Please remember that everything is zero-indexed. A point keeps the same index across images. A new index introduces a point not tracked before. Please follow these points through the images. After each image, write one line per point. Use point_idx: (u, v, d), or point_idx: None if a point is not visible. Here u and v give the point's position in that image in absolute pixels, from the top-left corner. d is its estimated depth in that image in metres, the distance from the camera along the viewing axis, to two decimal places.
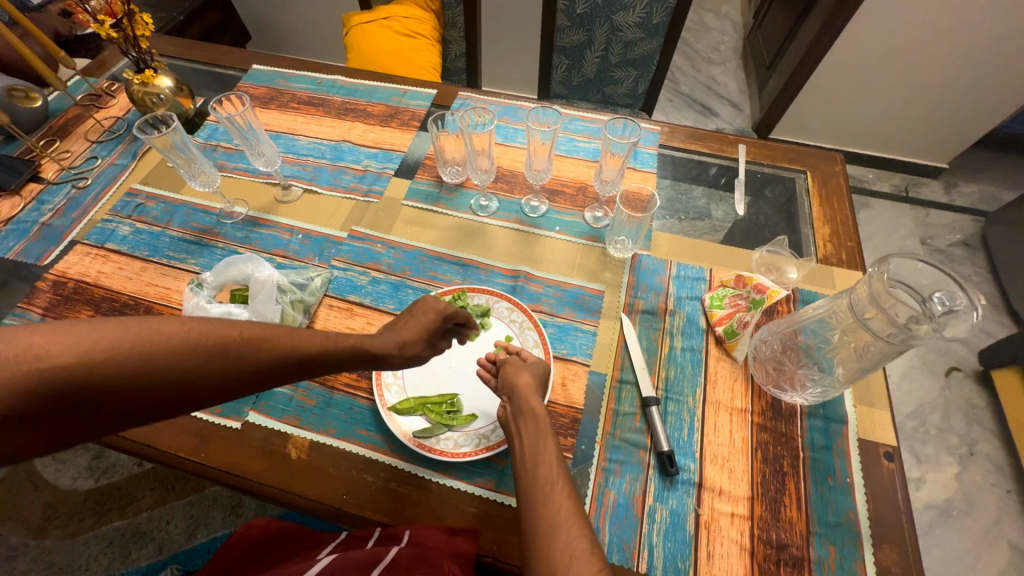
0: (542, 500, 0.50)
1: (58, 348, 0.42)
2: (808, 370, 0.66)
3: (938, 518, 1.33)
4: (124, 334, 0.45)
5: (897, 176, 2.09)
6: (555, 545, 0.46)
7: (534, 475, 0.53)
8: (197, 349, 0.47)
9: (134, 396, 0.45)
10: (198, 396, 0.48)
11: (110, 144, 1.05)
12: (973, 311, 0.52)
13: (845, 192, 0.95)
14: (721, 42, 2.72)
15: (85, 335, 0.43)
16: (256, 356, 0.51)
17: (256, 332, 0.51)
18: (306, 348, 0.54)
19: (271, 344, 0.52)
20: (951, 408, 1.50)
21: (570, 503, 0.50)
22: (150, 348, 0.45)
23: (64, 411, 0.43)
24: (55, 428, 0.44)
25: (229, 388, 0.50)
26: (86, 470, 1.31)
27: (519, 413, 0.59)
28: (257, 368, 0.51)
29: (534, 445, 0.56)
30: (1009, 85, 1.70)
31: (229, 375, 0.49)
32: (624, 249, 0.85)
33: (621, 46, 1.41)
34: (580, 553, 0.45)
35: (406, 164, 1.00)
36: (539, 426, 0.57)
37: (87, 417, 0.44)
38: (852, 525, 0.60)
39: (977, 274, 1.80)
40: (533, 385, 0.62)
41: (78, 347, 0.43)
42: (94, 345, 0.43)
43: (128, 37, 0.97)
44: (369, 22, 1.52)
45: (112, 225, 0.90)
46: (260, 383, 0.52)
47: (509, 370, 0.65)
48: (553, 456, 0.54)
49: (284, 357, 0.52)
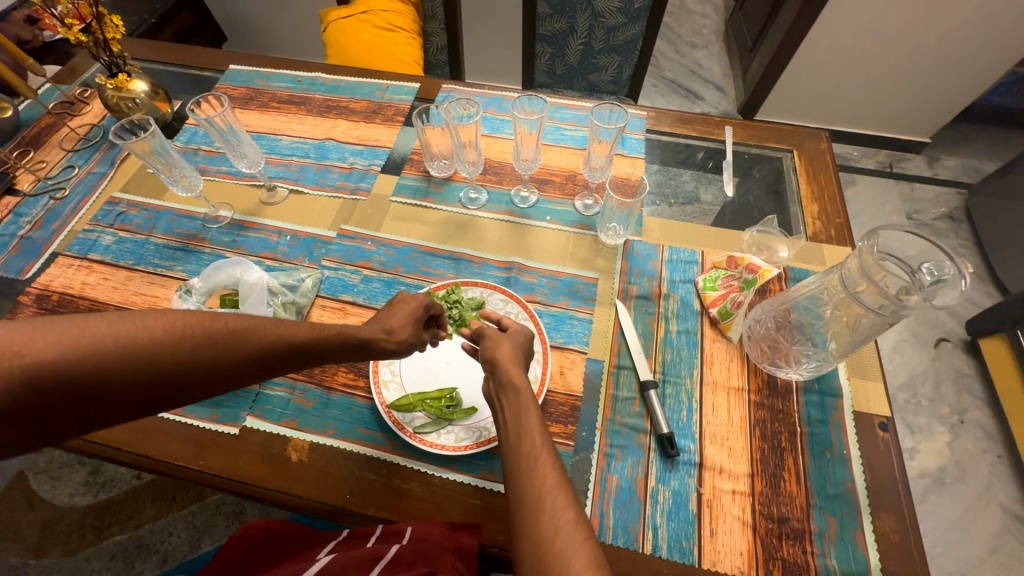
0: (528, 470, 0.48)
1: (41, 345, 0.41)
2: (802, 347, 0.67)
3: (932, 485, 1.37)
4: (109, 328, 0.44)
5: (882, 152, 2.11)
6: (540, 519, 0.44)
7: (523, 445, 0.50)
8: (185, 341, 0.47)
9: (123, 392, 0.44)
10: (188, 389, 0.48)
11: (86, 153, 1.02)
12: (962, 279, 0.52)
13: (831, 170, 0.96)
14: (703, 25, 2.72)
15: (71, 330, 0.43)
16: (243, 346, 0.51)
17: (241, 323, 0.51)
18: (293, 337, 0.54)
19: (258, 334, 0.52)
20: (941, 378, 1.53)
21: (555, 475, 0.47)
22: (135, 341, 0.45)
23: (50, 408, 0.42)
24: (40, 426, 0.42)
25: (217, 381, 0.50)
26: (83, 485, 1.29)
27: (503, 386, 0.56)
28: (243, 360, 0.51)
29: (517, 418, 0.53)
30: (986, 58, 1.71)
31: (217, 367, 0.49)
32: (616, 235, 0.85)
33: (603, 32, 1.40)
34: (566, 526, 0.43)
35: (392, 160, 0.99)
36: (519, 399, 0.54)
37: (74, 414, 0.43)
38: (850, 495, 0.61)
39: (962, 246, 1.83)
40: (516, 357, 0.59)
41: (62, 343, 0.42)
42: (78, 341, 0.42)
43: (98, 41, 0.94)
44: (347, 17, 1.50)
45: (94, 235, 0.88)
46: (249, 375, 0.52)
47: (490, 339, 0.62)
48: (535, 427, 0.51)
49: (272, 347, 0.53)
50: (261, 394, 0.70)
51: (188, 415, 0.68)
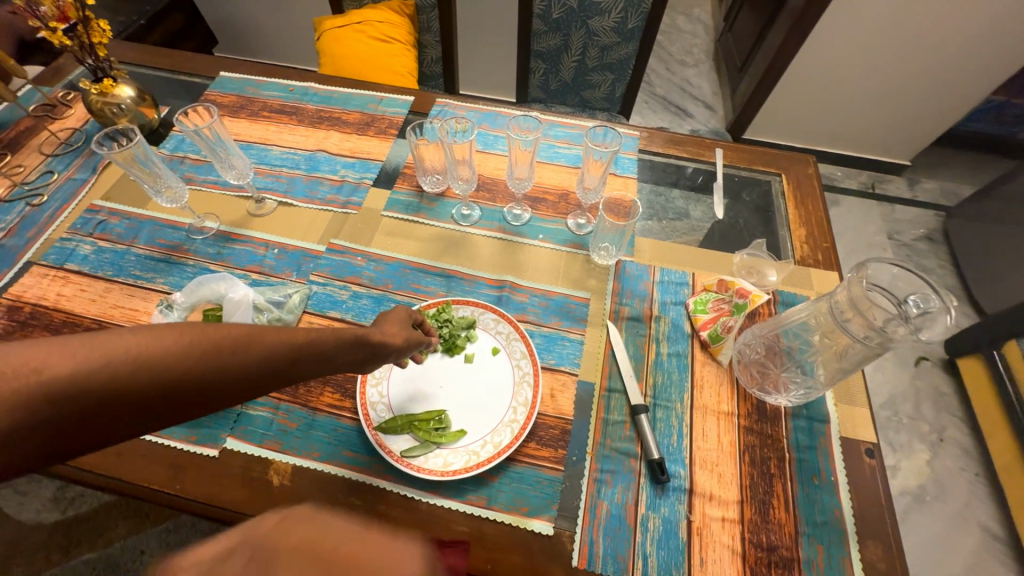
0: None
1: (57, 358, 0.38)
2: (791, 373, 0.68)
3: (913, 503, 1.39)
4: (122, 339, 0.40)
5: (864, 172, 2.17)
6: None
7: None
8: (194, 347, 0.42)
9: (140, 402, 0.41)
10: (204, 398, 0.44)
11: (67, 158, 0.99)
12: (946, 314, 0.53)
13: (818, 194, 0.97)
14: (693, 45, 2.78)
15: (89, 343, 0.39)
16: (249, 353, 0.46)
17: (248, 331, 0.46)
18: (296, 340, 0.49)
19: (265, 339, 0.47)
20: (921, 397, 1.56)
21: None
22: (148, 350, 0.41)
23: (67, 423, 0.38)
24: (52, 443, 0.38)
25: (231, 388, 0.45)
26: (50, 502, 1.24)
27: None
28: (252, 368, 0.46)
29: None
30: (968, 87, 1.77)
31: (230, 375, 0.45)
32: (608, 256, 0.86)
33: (597, 50, 1.41)
34: None
35: (384, 172, 0.98)
36: None
37: (92, 430, 0.40)
38: (837, 523, 0.61)
39: (940, 267, 1.88)
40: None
41: (79, 354, 0.38)
42: (93, 352, 0.39)
43: (84, 45, 0.91)
44: (342, 26, 1.48)
45: (71, 244, 0.85)
46: (262, 383, 0.47)
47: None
48: None
49: (279, 351, 0.47)
50: (243, 414, 0.68)
51: (165, 435, 0.66)
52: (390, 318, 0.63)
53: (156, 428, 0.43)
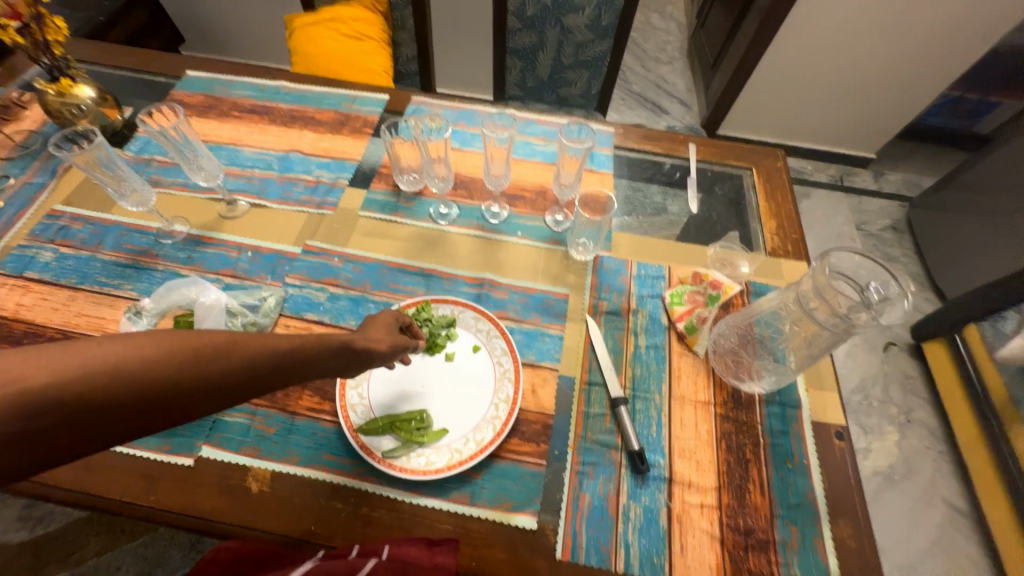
0: None
1: (33, 368, 0.36)
2: (764, 361, 0.71)
3: (884, 482, 1.45)
4: (101, 348, 0.38)
5: (833, 166, 2.24)
6: None
7: None
8: (175, 354, 0.41)
9: (120, 411, 0.39)
10: (186, 405, 0.43)
11: (23, 162, 0.95)
12: (904, 299, 0.57)
13: (787, 186, 1.00)
14: (667, 42, 2.82)
15: (66, 352, 0.37)
16: (231, 359, 0.44)
17: (231, 337, 0.45)
18: (279, 345, 0.48)
19: (248, 345, 0.46)
20: (889, 380, 1.63)
21: None
22: (128, 358, 0.39)
23: (43, 436, 0.36)
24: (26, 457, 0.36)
25: (213, 395, 0.44)
26: (17, 521, 1.19)
27: None
28: (234, 374, 0.45)
29: None
30: (929, 82, 1.85)
31: (212, 381, 0.44)
32: (586, 251, 0.87)
33: (572, 47, 1.42)
34: None
35: (360, 172, 0.97)
36: None
37: (68, 442, 0.38)
38: (810, 504, 0.63)
39: (905, 255, 1.96)
40: None
41: (55, 364, 0.36)
42: (69, 362, 0.37)
43: (37, 43, 0.87)
44: (313, 23, 1.46)
45: (31, 251, 0.82)
46: (245, 388, 0.46)
47: None
48: None
49: (262, 356, 0.46)
50: (218, 421, 0.66)
51: (136, 446, 0.64)
52: (374, 323, 0.62)
53: (134, 437, 0.41)
